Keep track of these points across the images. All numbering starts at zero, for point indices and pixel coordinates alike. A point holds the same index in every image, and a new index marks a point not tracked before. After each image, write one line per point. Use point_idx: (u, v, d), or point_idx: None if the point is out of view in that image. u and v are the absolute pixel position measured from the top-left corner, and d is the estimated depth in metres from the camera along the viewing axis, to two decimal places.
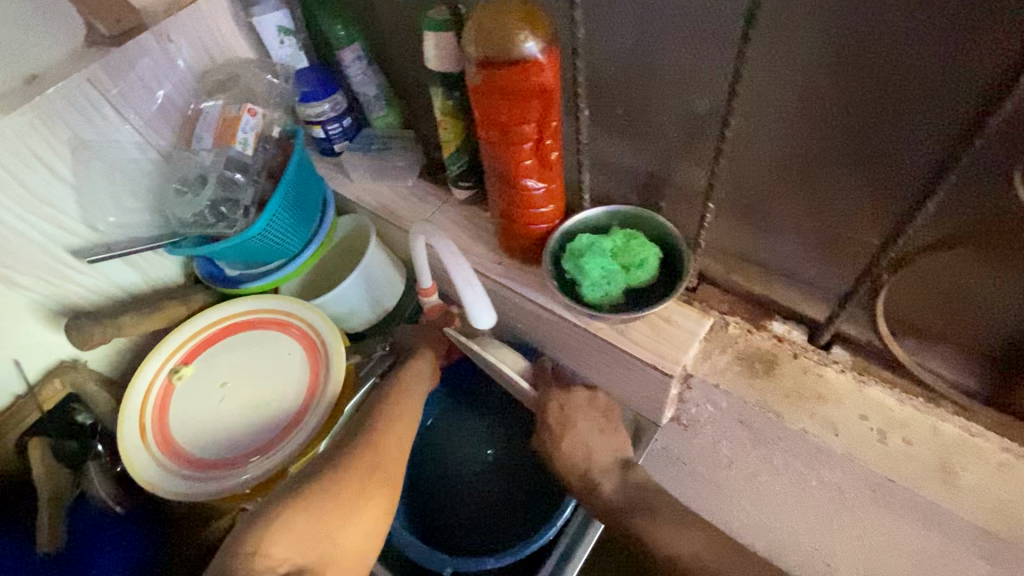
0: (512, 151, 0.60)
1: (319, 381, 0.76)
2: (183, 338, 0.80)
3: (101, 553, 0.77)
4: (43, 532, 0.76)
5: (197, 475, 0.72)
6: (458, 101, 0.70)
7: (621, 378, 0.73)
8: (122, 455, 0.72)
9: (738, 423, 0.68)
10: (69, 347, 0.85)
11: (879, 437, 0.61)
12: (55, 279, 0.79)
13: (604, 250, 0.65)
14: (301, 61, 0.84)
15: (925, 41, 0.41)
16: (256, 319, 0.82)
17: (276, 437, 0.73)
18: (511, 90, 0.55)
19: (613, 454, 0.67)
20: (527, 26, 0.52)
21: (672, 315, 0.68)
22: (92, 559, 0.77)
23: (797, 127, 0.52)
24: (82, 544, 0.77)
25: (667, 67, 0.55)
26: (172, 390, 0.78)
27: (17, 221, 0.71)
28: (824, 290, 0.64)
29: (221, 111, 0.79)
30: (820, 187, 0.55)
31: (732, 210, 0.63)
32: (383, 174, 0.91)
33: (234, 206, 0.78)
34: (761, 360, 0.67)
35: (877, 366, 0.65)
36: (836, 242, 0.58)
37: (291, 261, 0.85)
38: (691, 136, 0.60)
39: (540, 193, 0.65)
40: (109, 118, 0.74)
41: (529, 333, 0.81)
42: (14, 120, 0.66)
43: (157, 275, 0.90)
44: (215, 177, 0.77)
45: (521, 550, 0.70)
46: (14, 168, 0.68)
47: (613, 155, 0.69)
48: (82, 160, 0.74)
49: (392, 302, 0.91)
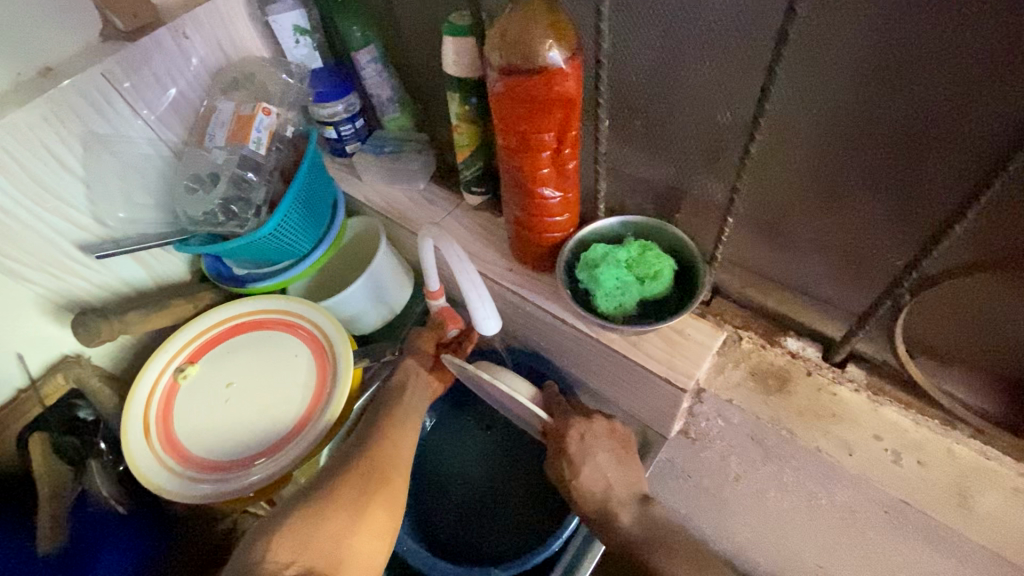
0: (530, 159, 0.60)
1: (327, 384, 0.75)
2: (190, 337, 0.79)
3: (105, 550, 0.77)
4: (43, 528, 0.75)
5: (201, 476, 0.71)
6: (475, 107, 0.70)
7: (631, 390, 0.72)
8: (126, 454, 0.72)
9: (749, 440, 0.68)
10: (73, 342, 0.85)
11: (893, 459, 0.61)
12: (62, 273, 0.78)
13: (618, 261, 0.64)
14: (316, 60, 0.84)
15: (960, 65, 0.41)
16: (263, 320, 0.82)
17: (281, 440, 0.72)
18: (532, 98, 0.54)
19: (623, 475, 0.64)
20: (552, 36, 0.52)
21: (685, 328, 0.68)
22: (97, 556, 0.76)
23: (823, 146, 0.52)
24: (85, 541, 0.76)
25: (691, 79, 0.55)
26: (177, 390, 0.77)
27: (26, 214, 0.71)
28: (840, 308, 0.63)
29: (235, 109, 0.78)
30: (843, 206, 0.55)
31: (752, 226, 0.63)
32: (394, 176, 0.90)
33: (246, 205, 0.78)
34: (774, 376, 0.67)
35: (893, 386, 0.64)
36: (858, 262, 0.58)
37: (300, 261, 0.84)
38: (714, 150, 0.59)
39: (556, 202, 0.65)
40: (122, 112, 0.73)
41: (538, 341, 0.80)
42: (27, 113, 0.65)
43: (164, 272, 0.89)
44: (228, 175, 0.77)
45: (525, 562, 0.69)
46: (26, 161, 0.68)
47: (630, 165, 0.68)
48: (93, 154, 0.73)
49: (400, 306, 0.90)
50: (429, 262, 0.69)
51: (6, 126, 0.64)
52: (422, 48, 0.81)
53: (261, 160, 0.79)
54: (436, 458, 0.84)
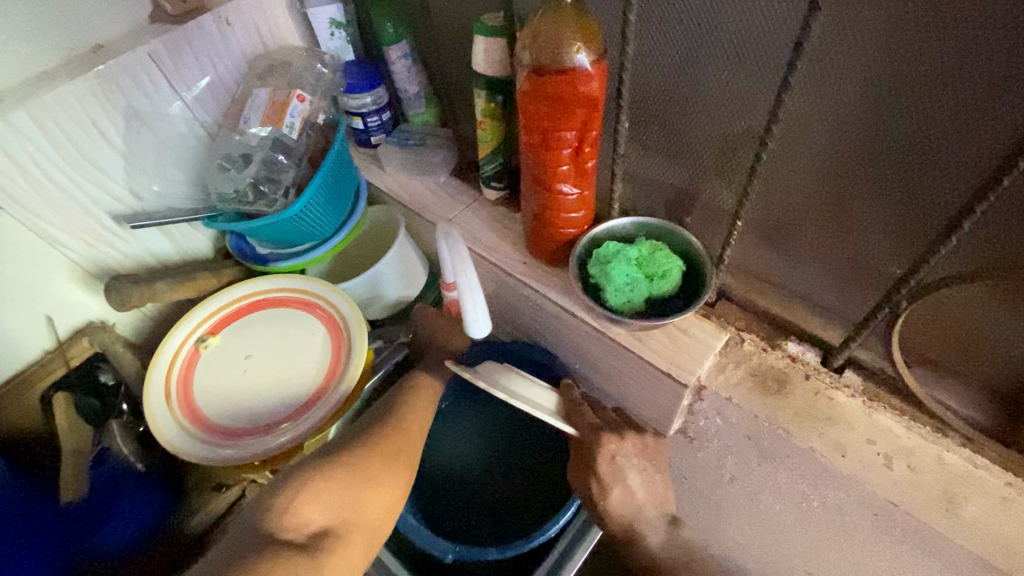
0: (550, 155, 0.63)
1: (341, 361, 0.78)
2: (211, 310, 0.82)
3: (120, 505, 0.83)
4: (66, 481, 0.79)
5: (216, 441, 0.74)
6: (500, 105, 0.72)
7: (634, 384, 0.74)
8: (146, 414, 0.75)
9: (746, 438, 0.70)
10: (98, 308, 0.88)
11: (885, 463, 0.62)
12: (96, 242, 0.82)
13: (629, 259, 0.67)
14: (348, 53, 0.88)
15: (962, 86, 0.44)
16: (283, 297, 0.85)
17: (295, 411, 0.75)
18: (558, 97, 0.57)
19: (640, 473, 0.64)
20: (581, 39, 0.55)
21: (689, 327, 0.70)
22: (112, 509, 0.82)
23: (830, 156, 0.54)
24: (104, 494, 0.82)
25: (708, 86, 0.58)
26: (197, 360, 0.80)
27: (67, 182, 0.74)
28: (841, 314, 0.66)
29: (270, 95, 0.81)
30: (846, 215, 0.57)
31: (759, 231, 0.66)
32: (416, 169, 0.93)
33: (275, 186, 0.81)
34: (773, 377, 0.68)
35: (888, 393, 0.66)
36: (858, 269, 0.60)
37: (321, 244, 0.88)
38: (726, 155, 0.62)
39: (573, 199, 0.67)
40: (163, 91, 0.77)
41: (546, 334, 0.83)
42: (77, 86, 0.69)
43: (189, 247, 0.93)
44: (260, 157, 0.80)
45: (523, 544, 0.71)
46: (71, 132, 0.71)
47: (646, 168, 0.71)
48: (133, 130, 0.77)
49: (413, 294, 0.93)
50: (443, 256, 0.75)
51: (57, 97, 0.68)
52: (452, 45, 0.85)
53: (292, 142, 0.82)
54: (441, 440, 0.87)
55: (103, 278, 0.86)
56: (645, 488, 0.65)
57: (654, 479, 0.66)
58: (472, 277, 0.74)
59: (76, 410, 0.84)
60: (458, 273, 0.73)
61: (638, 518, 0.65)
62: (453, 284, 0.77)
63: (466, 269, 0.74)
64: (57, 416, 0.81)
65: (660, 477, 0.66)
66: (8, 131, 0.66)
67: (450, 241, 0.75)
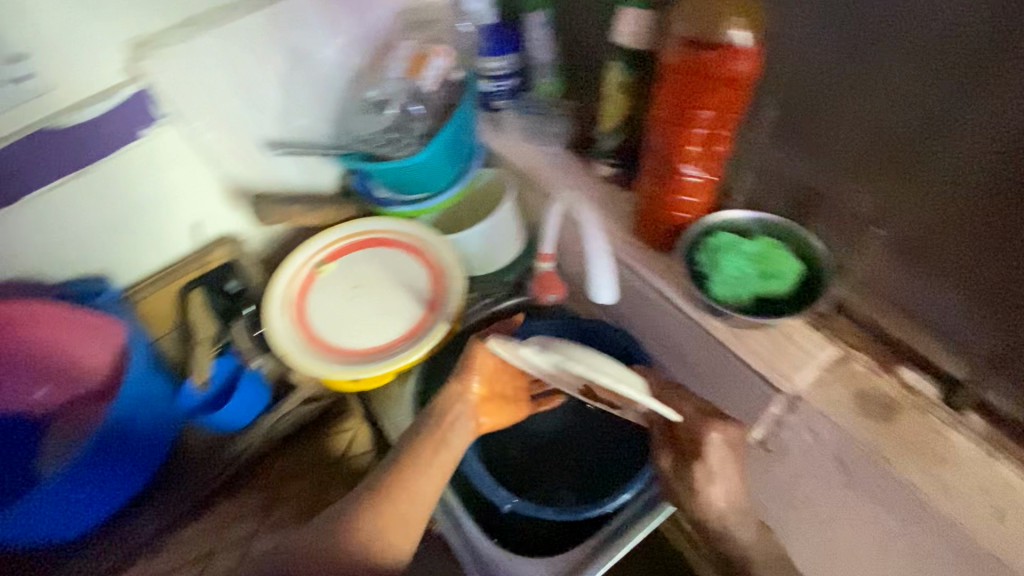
0: (682, 133, 0.62)
1: (439, 304, 0.84)
2: (329, 240, 0.90)
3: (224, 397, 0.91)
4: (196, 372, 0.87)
5: (318, 354, 0.82)
6: (632, 78, 0.74)
7: (725, 382, 0.72)
8: (265, 318, 0.83)
9: (835, 461, 0.65)
10: (233, 224, 0.99)
11: (997, 517, 0.56)
12: (245, 162, 0.91)
13: (744, 253, 0.65)
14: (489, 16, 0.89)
15: None
16: (393, 240, 0.90)
17: (394, 342, 0.82)
18: (704, 72, 0.57)
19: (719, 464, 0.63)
20: (741, 15, 0.56)
21: (795, 335, 0.67)
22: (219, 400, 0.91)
23: (994, 171, 0.50)
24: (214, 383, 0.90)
25: (867, 81, 0.56)
26: (312, 282, 0.88)
27: (232, 105, 0.84)
28: (974, 351, 0.60)
29: (415, 49, 0.87)
30: (1001, 240, 0.53)
31: (893, 247, 0.62)
32: (534, 137, 0.95)
33: (405, 134, 0.87)
34: (879, 402, 0.64)
35: (1014, 444, 0.60)
36: (1003, 303, 0.55)
37: (434, 196, 0.92)
38: (871, 160, 0.59)
39: (694, 183, 0.66)
40: (321, 34, 0.85)
41: (635, 318, 0.82)
42: (249, 21, 0.79)
43: (316, 182, 1.00)
44: (398, 105, 0.87)
45: (579, 512, 0.72)
46: (241, 60, 0.81)
47: (778, 165, 0.68)
48: (291, 66, 0.85)
49: (509, 260, 0.95)
50: (549, 227, 0.82)
51: (235, 27, 0.79)
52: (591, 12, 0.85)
53: (426, 92, 0.87)
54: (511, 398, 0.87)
55: (243, 197, 0.95)
56: (721, 482, 0.64)
57: (732, 475, 0.64)
58: (603, 249, 0.74)
59: (208, 308, 0.93)
60: (587, 243, 0.75)
61: (711, 511, 0.64)
62: (548, 254, 0.84)
63: (596, 240, 0.75)
64: (194, 308, 0.93)
65: (739, 475, 0.65)
66: (195, 49, 0.78)
67: (567, 209, 0.80)
